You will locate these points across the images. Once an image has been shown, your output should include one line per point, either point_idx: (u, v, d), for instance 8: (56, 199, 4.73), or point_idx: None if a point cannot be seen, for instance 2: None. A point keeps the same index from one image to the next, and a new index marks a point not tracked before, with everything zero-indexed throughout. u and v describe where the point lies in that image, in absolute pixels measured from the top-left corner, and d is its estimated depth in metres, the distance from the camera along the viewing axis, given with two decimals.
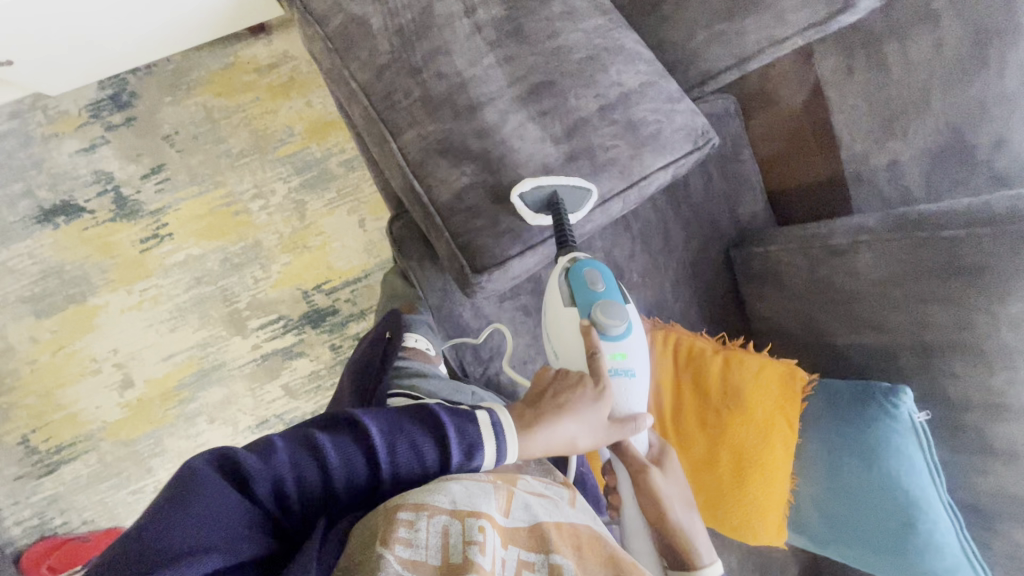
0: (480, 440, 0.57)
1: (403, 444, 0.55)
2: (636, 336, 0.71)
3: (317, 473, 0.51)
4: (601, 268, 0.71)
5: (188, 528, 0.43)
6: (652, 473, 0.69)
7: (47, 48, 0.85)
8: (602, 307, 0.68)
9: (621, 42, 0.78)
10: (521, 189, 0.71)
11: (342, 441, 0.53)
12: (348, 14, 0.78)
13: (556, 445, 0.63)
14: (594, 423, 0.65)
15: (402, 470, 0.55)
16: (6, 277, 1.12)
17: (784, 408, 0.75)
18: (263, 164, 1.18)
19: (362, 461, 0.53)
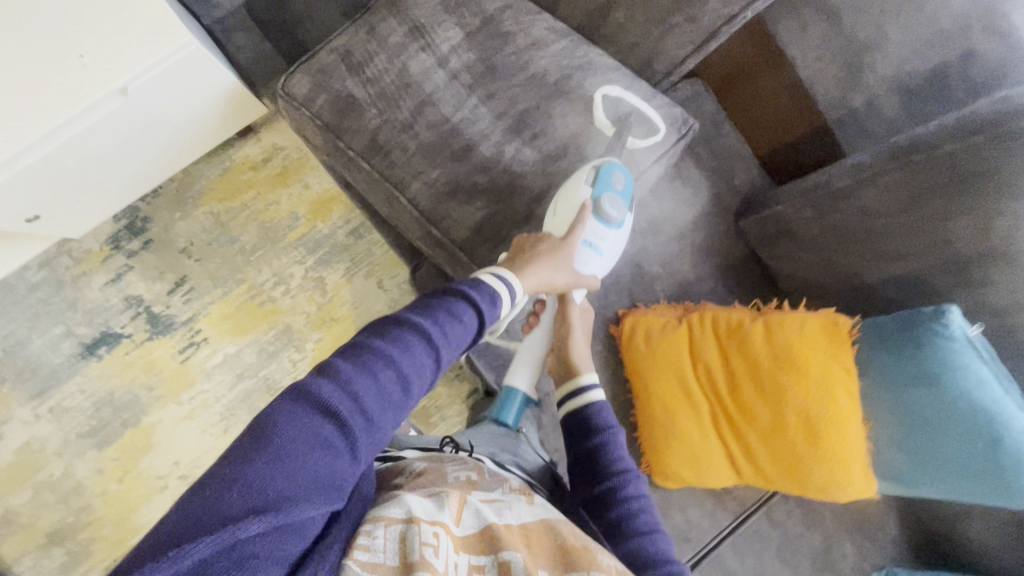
0: (496, 289, 0.61)
1: (440, 314, 0.55)
2: (621, 235, 0.75)
3: (388, 371, 0.50)
4: (626, 181, 0.75)
5: (278, 471, 0.41)
6: (573, 310, 0.78)
7: (67, 198, 0.89)
8: (610, 196, 0.72)
9: (587, 56, 0.84)
10: (607, 89, 0.80)
11: (392, 334, 0.52)
12: (332, 93, 0.84)
13: (540, 285, 0.67)
14: (564, 277, 0.69)
15: (453, 344, 0.55)
16: (63, 418, 1.17)
17: (837, 358, 0.75)
18: (277, 252, 1.24)
19: (419, 345, 0.53)
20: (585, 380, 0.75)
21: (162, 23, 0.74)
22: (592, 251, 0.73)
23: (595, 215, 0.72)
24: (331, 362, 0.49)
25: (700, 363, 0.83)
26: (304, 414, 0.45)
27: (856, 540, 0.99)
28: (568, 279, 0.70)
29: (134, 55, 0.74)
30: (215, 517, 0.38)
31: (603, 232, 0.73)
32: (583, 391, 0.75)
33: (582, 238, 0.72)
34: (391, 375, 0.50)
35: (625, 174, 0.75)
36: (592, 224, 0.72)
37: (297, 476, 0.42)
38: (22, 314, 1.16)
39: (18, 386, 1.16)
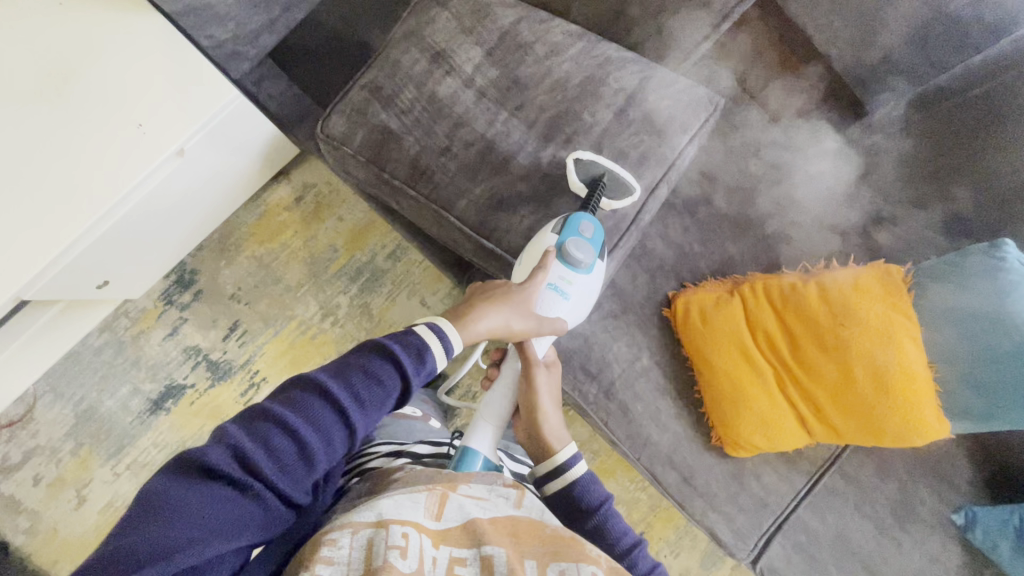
0: (425, 343, 0.64)
1: (356, 373, 0.59)
2: (591, 280, 0.76)
3: (285, 438, 0.54)
4: (596, 229, 0.76)
5: (169, 531, 0.45)
6: (539, 373, 0.80)
7: (132, 260, 0.93)
8: (576, 241, 0.73)
9: (606, 54, 0.87)
10: (577, 155, 0.79)
11: (299, 397, 0.56)
12: (369, 126, 0.88)
13: (492, 331, 0.69)
14: (522, 322, 0.71)
15: (366, 399, 0.59)
16: (141, 473, 1.20)
17: (895, 305, 0.78)
18: (321, 285, 1.28)
19: (328, 408, 0.57)
20: (563, 456, 0.78)
21: (210, 85, 0.80)
22: (558, 295, 0.74)
23: (561, 261, 0.73)
24: (228, 429, 0.53)
25: (758, 332, 0.86)
26: (191, 482, 0.49)
27: (930, 484, 1.00)
28: (527, 327, 0.72)
29: (188, 115, 0.79)
30: (111, 573, 0.42)
31: (571, 276, 0.74)
32: (565, 466, 0.78)
33: (547, 282, 0.73)
34: (289, 442, 0.54)
35: (595, 223, 0.76)
36: (559, 270, 0.73)
37: (192, 534, 0.46)
38: (90, 378, 1.21)
39: (96, 448, 1.20)
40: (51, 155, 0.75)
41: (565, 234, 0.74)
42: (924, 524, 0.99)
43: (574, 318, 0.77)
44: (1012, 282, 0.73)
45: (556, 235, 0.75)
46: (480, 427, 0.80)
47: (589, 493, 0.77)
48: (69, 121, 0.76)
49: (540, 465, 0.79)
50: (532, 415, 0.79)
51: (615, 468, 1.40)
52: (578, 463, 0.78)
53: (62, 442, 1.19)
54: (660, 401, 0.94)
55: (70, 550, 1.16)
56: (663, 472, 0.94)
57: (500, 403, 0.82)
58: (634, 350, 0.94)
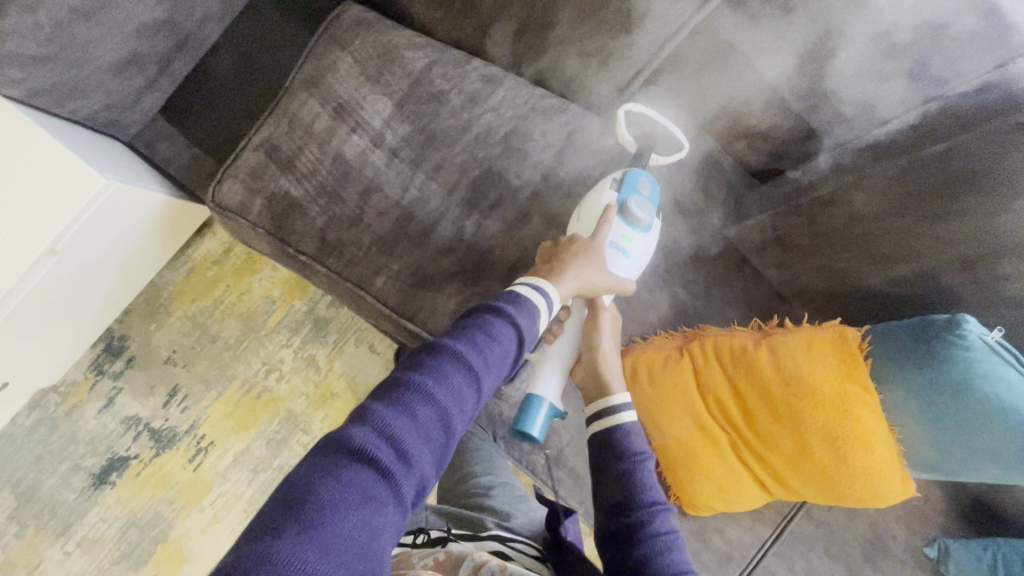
0: (535, 305, 0.59)
1: (479, 336, 0.53)
2: (649, 241, 0.72)
3: (427, 407, 0.47)
4: (654, 190, 0.72)
5: (326, 540, 0.37)
6: (604, 315, 0.74)
7: (32, 355, 0.85)
8: (636, 197, 0.69)
9: (530, 103, 0.80)
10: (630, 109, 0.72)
11: (432, 365, 0.50)
12: (268, 195, 0.79)
13: (576, 283, 0.64)
14: (591, 277, 0.65)
15: (494, 361, 0.53)
16: (92, 550, 1.16)
17: (852, 376, 0.70)
18: (261, 340, 1.20)
19: (463, 376, 0.50)
20: (619, 398, 0.71)
21: (75, 175, 0.70)
22: (620, 254, 0.69)
23: (622, 218, 0.69)
24: (365, 405, 0.46)
25: (709, 396, 0.79)
26: (341, 469, 0.42)
27: (898, 520, 0.97)
28: (599, 280, 0.66)
29: (53, 214, 0.70)
30: None
31: (631, 236, 0.70)
32: (617, 411, 0.71)
33: (609, 240, 0.68)
34: (432, 414, 0.47)
35: (653, 184, 0.72)
36: (617, 229, 0.69)
37: (345, 538, 0.38)
38: (26, 459, 1.15)
39: (42, 529, 1.15)
40: None
41: (625, 192, 0.70)
42: (894, 563, 0.96)
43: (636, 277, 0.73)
44: (969, 361, 0.62)
45: (616, 192, 0.70)
46: (545, 369, 0.74)
47: (629, 443, 0.70)
48: None
49: (594, 410, 0.72)
50: (595, 356, 0.74)
51: None
52: (631, 409, 0.72)
53: (4, 527, 1.14)
54: None
55: None
56: None
57: (564, 348, 0.76)
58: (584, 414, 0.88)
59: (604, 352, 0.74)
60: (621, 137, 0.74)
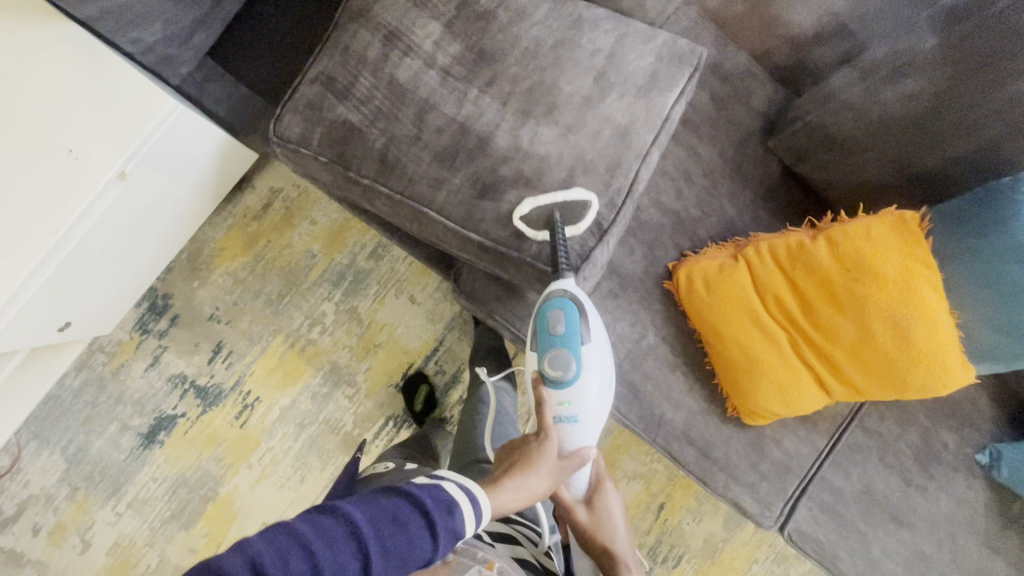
0: (455, 496, 0.59)
1: (385, 515, 0.54)
2: (590, 377, 0.74)
3: (300, 561, 0.49)
4: (567, 308, 0.71)
5: None
6: (583, 515, 0.78)
7: (94, 292, 0.86)
8: (550, 364, 0.73)
9: (577, 12, 0.78)
10: (522, 211, 0.72)
11: (326, 523, 0.52)
12: (326, 122, 0.80)
13: (522, 495, 0.65)
14: (549, 476, 0.68)
15: (390, 545, 0.53)
16: (144, 510, 1.17)
17: (912, 254, 0.73)
18: (303, 295, 1.21)
19: (350, 544, 0.51)
20: None
21: (144, 96, 0.73)
22: (564, 420, 0.74)
23: (550, 385, 0.74)
24: (251, 539, 0.50)
25: (768, 295, 0.81)
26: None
27: (952, 428, 0.98)
28: (548, 459, 0.69)
29: (124, 133, 0.72)
30: None
31: (568, 386, 0.73)
32: None
33: (552, 414, 0.74)
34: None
35: (563, 305, 0.71)
36: (554, 395, 0.74)
37: None
38: (75, 420, 1.16)
39: (93, 491, 1.16)
40: None
41: (544, 349, 0.74)
42: (948, 470, 0.97)
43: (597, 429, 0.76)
44: None
45: (537, 352, 0.75)
46: None
47: None
48: None
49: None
50: (597, 556, 0.76)
51: (626, 444, 1.38)
52: None
53: (56, 489, 1.15)
54: (672, 376, 0.90)
55: None
56: (681, 449, 0.90)
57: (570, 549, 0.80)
58: (639, 330, 0.89)
59: (606, 542, 0.76)
60: (537, 239, 0.72)
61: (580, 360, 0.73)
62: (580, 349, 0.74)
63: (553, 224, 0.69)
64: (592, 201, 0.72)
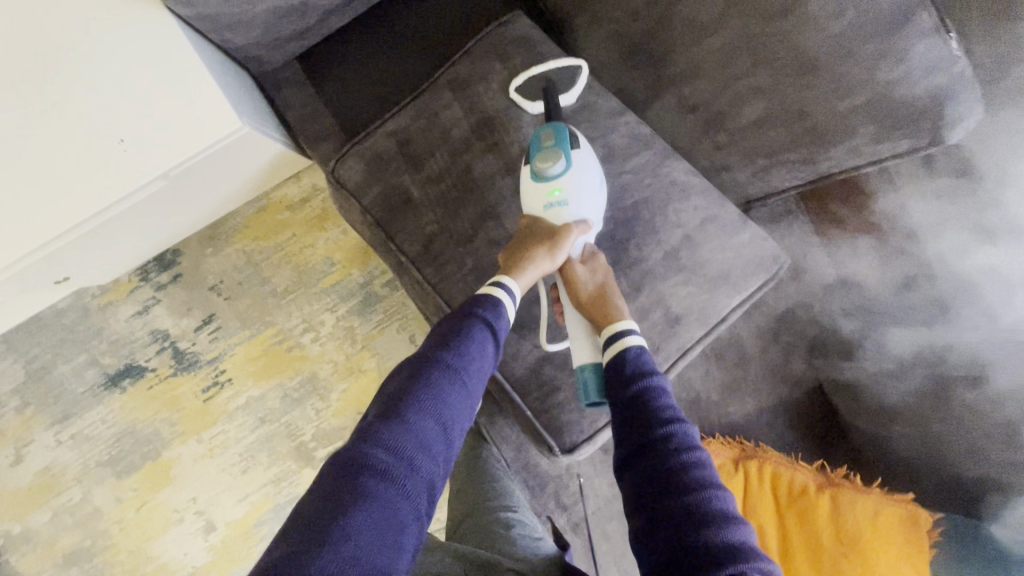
0: (500, 299, 0.60)
1: (452, 338, 0.56)
2: (584, 176, 0.66)
3: (421, 416, 0.51)
4: (557, 125, 0.66)
5: (359, 544, 0.43)
6: (573, 264, 0.66)
7: (107, 256, 0.83)
8: (540, 152, 0.65)
9: (674, 176, 0.72)
10: (516, 82, 0.76)
11: (416, 377, 0.53)
12: (384, 183, 0.76)
13: (529, 272, 0.62)
14: (550, 254, 0.63)
15: (478, 360, 0.56)
16: (85, 445, 1.17)
17: (910, 559, 0.68)
18: (308, 298, 1.18)
19: (447, 375, 0.54)
20: (618, 325, 0.60)
21: (216, 108, 0.67)
22: (560, 204, 0.65)
23: (539, 178, 0.65)
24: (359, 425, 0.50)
25: (752, 520, 0.77)
26: (350, 482, 0.46)
27: None
28: (542, 242, 0.63)
29: (179, 139, 0.67)
30: None
31: (555, 184, 0.65)
32: (622, 337, 0.60)
33: (543, 208, 0.66)
34: (432, 423, 0.51)
35: (551, 124, 0.66)
36: (540, 194, 0.66)
37: (373, 528, 0.44)
38: (48, 338, 1.15)
39: (42, 410, 1.15)
40: (23, 153, 0.64)
41: (530, 153, 0.66)
42: None
43: (598, 208, 0.67)
44: None
45: (526, 163, 0.67)
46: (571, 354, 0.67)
47: (637, 363, 0.58)
48: (37, 117, 0.64)
49: (604, 338, 0.61)
50: (591, 304, 0.63)
51: None
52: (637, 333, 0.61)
53: (8, 397, 1.15)
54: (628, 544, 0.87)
55: (5, 502, 1.17)
56: None
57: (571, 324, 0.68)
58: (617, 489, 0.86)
59: (598, 288, 0.64)
60: (530, 111, 0.76)
61: (569, 158, 0.65)
62: (569, 150, 0.66)
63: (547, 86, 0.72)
64: (582, 66, 0.75)
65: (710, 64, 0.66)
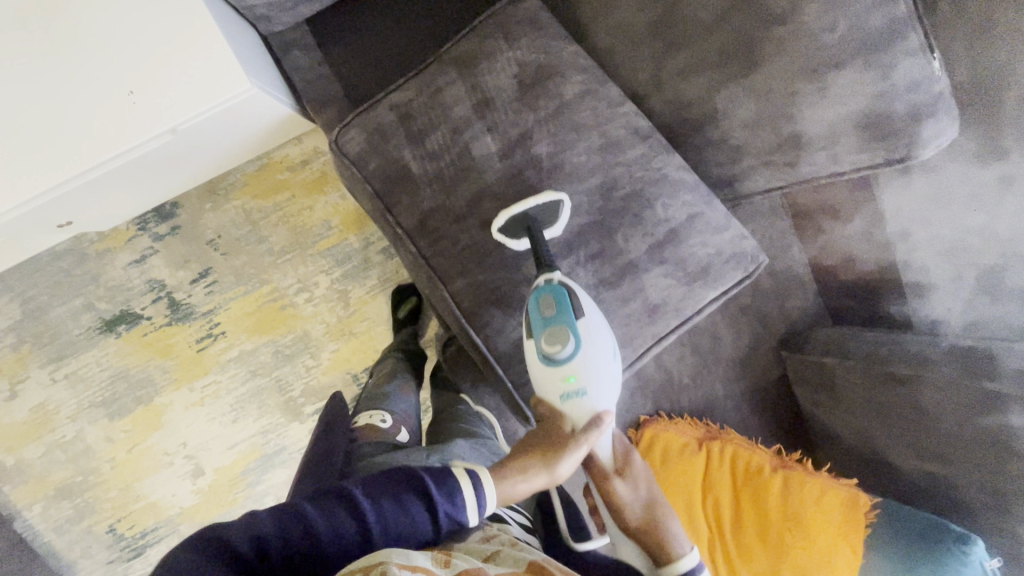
0: (461, 483, 0.60)
1: (387, 498, 0.57)
2: (592, 347, 0.67)
3: (303, 542, 0.52)
4: (557, 292, 0.66)
5: None
6: (613, 481, 0.70)
7: (109, 204, 0.85)
8: (545, 335, 0.66)
9: (664, 171, 0.75)
10: (498, 224, 0.72)
11: (331, 508, 0.55)
12: (386, 156, 0.79)
13: (535, 482, 0.65)
14: (568, 461, 0.66)
15: (391, 525, 0.55)
16: (78, 386, 1.20)
17: (847, 536, 0.75)
18: (304, 259, 1.21)
19: (352, 525, 0.54)
20: (683, 564, 0.65)
21: (224, 69, 0.68)
22: (575, 393, 0.67)
23: (547, 363, 0.66)
24: (261, 514, 0.54)
25: (710, 494, 0.83)
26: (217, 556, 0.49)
27: None
28: (543, 451, 0.66)
29: (188, 98, 0.68)
30: None
31: (567, 369, 0.66)
32: (686, 574, 0.65)
33: (557, 397, 0.67)
34: (301, 535, 0.52)
35: (551, 291, 0.66)
36: (553, 380, 0.67)
37: None
38: (45, 280, 1.17)
39: (37, 349, 1.18)
40: (28, 100, 0.65)
41: (534, 325, 0.67)
42: None
43: (614, 395, 0.69)
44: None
45: (530, 338, 0.68)
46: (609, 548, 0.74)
47: None
48: (47, 64, 0.65)
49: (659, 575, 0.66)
50: (642, 529, 0.68)
51: None
52: (692, 554, 0.66)
53: (3, 334, 1.17)
54: None
55: None
56: None
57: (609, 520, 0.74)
58: None
59: (642, 511, 0.69)
60: (517, 248, 0.74)
61: (576, 334, 0.66)
62: (573, 322, 0.66)
63: (535, 236, 0.69)
64: (563, 198, 0.71)
65: (710, 64, 0.68)
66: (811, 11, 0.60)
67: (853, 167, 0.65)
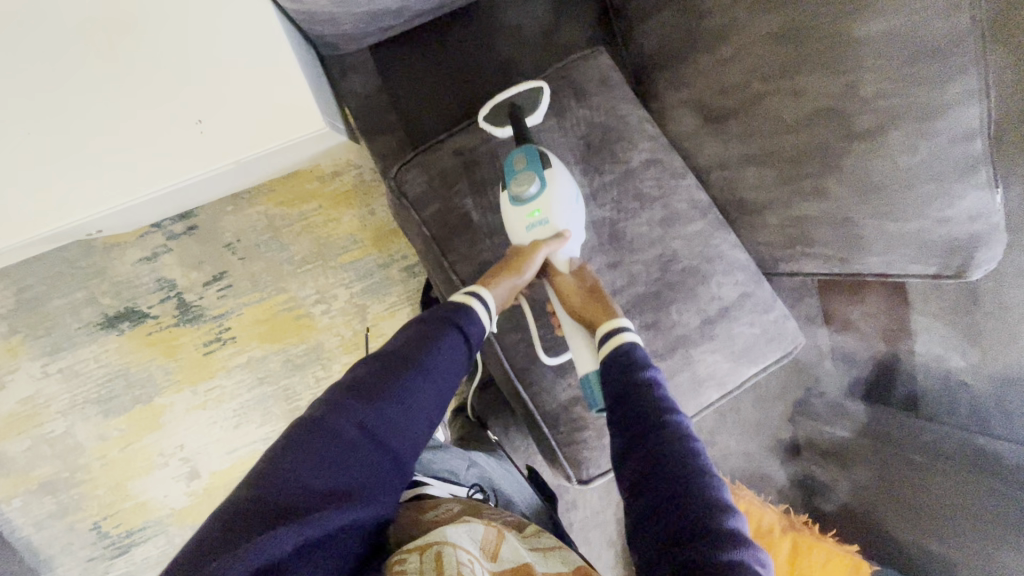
0: (476, 305, 0.62)
1: (426, 340, 0.57)
2: (560, 191, 0.70)
3: (383, 405, 0.52)
4: (528, 149, 0.70)
5: (298, 500, 0.45)
6: (564, 276, 0.70)
7: (150, 215, 0.83)
8: (514, 178, 0.69)
9: (720, 249, 0.77)
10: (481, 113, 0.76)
11: (384, 371, 0.54)
12: (447, 202, 0.78)
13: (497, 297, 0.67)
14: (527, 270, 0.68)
15: (448, 361, 0.58)
16: (72, 381, 1.15)
17: None
18: (325, 271, 1.18)
19: (415, 374, 0.55)
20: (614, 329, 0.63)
21: (300, 107, 0.67)
22: (541, 222, 0.69)
23: (516, 204, 0.69)
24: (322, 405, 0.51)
25: None
26: (312, 452, 0.48)
27: None
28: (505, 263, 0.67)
29: (261, 134, 0.67)
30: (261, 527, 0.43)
31: (534, 205, 0.69)
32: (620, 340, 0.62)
33: (524, 229, 0.70)
34: (390, 404, 0.52)
35: (523, 149, 0.70)
36: (521, 216, 0.69)
37: (312, 492, 0.46)
38: (48, 269, 1.12)
39: (31, 340, 1.13)
40: (91, 121, 0.61)
41: (507, 180, 0.70)
42: None
43: (577, 223, 0.72)
44: None
45: (503, 189, 0.71)
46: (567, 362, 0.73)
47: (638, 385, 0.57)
48: (113, 85, 0.61)
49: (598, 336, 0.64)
50: (585, 315, 0.68)
51: None
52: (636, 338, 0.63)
53: None
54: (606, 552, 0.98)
55: None
56: None
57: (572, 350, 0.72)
58: (605, 505, 0.95)
59: (589, 294, 0.69)
60: (500, 136, 0.76)
61: (543, 177, 0.69)
62: (541, 170, 0.69)
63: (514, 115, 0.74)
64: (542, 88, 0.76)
65: (783, 157, 0.70)
66: (894, 137, 0.61)
67: (901, 273, 0.70)
